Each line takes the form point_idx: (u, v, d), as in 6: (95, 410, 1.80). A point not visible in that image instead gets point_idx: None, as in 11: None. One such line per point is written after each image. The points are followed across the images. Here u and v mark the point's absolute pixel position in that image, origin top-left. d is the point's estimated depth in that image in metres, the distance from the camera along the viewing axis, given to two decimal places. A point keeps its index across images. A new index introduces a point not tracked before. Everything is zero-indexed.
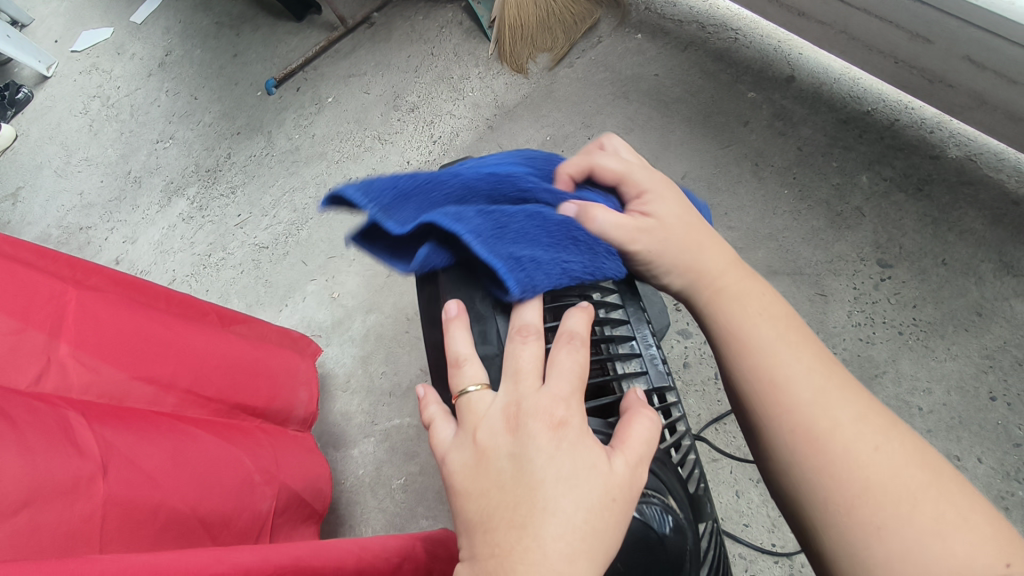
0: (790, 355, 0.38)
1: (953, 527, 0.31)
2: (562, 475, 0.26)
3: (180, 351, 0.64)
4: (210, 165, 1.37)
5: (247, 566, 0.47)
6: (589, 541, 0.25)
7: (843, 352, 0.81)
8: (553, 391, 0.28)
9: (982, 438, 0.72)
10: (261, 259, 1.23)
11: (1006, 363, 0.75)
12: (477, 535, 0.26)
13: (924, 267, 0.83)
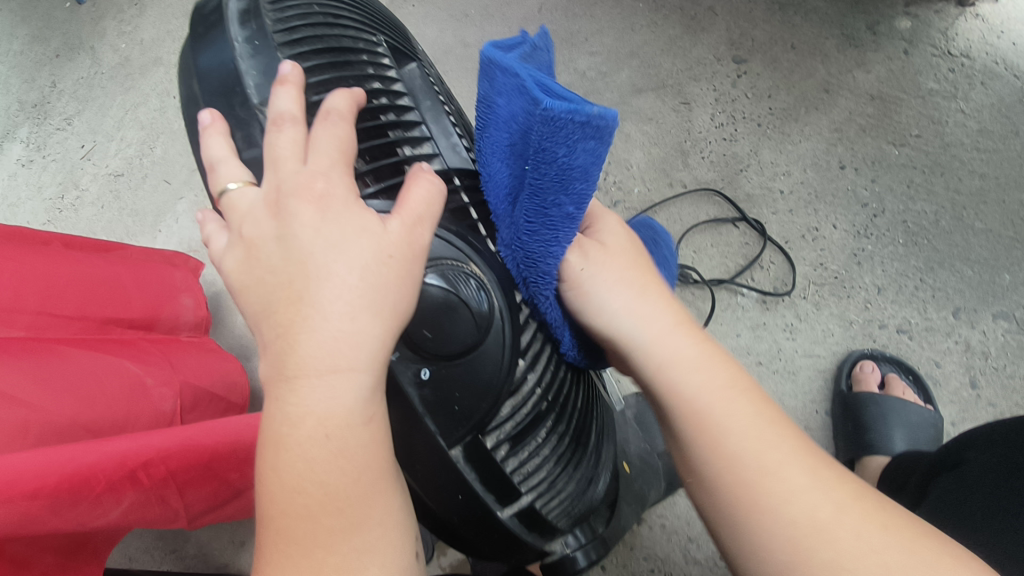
0: (717, 387, 0.31)
1: (891, 553, 0.27)
2: (329, 243, 0.26)
3: (18, 271, 0.58)
4: (36, 99, 1.08)
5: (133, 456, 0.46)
6: (366, 297, 0.26)
7: (709, 154, 0.83)
8: (313, 167, 0.27)
9: (836, 206, 0.77)
10: (121, 189, 1.01)
11: (852, 132, 0.79)
12: (263, 322, 0.27)
13: (775, 55, 0.84)
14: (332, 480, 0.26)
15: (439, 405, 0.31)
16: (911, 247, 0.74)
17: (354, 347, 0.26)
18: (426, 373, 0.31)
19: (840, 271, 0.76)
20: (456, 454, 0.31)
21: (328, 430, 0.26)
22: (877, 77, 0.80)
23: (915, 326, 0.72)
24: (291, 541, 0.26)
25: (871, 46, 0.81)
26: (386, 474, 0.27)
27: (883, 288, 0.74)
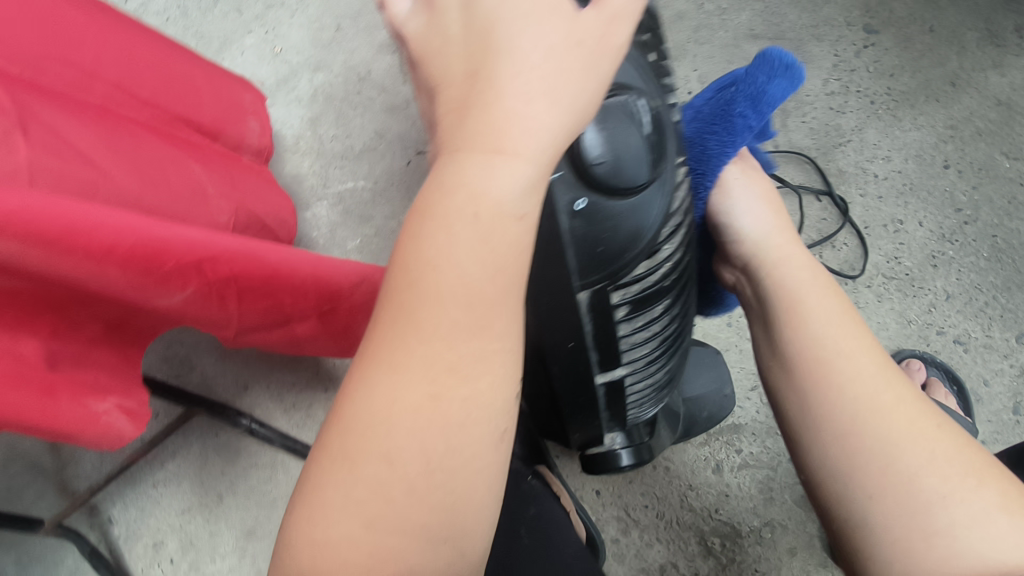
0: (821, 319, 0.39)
1: (929, 445, 0.33)
2: (519, 11, 0.26)
3: (104, 41, 0.55)
4: None
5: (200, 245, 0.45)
6: (549, 78, 0.25)
7: (811, 120, 0.80)
8: None
9: (928, 204, 0.75)
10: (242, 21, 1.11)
11: (967, 132, 0.76)
12: (438, 90, 0.27)
13: (909, 34, 0.80)
14: (465, 344, 0.26)
15: (575, 245, 0.30)
16: (992, 263, 0.72)
17: (535, 136, 0.25)
18: (582, 204, 0.30)
19: (914, 269, 0.73)
20: (581, 298, 0.31)
21: (478, 209, 0.25)
22: (1010, 83, 0.76)
23: (973, 340, 0.71)
24: (410, 317, 0.26)
25: (1014, 49, 0.77)
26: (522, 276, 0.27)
27: (952, 297, 0.72)
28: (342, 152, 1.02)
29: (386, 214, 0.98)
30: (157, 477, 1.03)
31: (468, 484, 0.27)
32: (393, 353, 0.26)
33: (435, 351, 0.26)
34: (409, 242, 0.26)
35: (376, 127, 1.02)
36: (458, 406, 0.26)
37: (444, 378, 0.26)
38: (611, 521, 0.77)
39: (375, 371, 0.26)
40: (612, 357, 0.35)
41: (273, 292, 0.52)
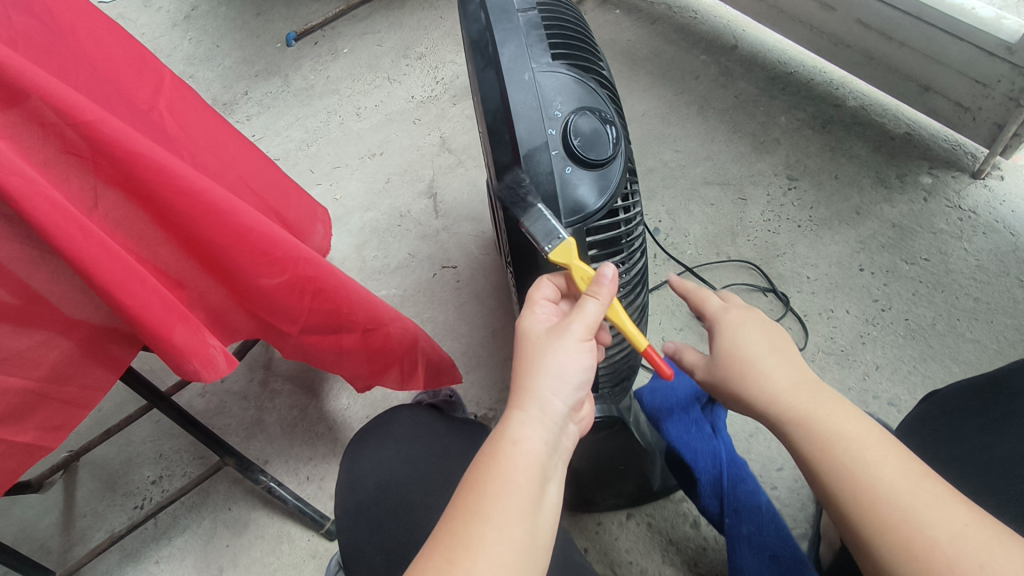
0: (828, 411, 0.48)
1: (926, 492, 0.42)
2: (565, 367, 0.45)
3: (213, 151, 0.80)
4: (282, 127, 1.62)
5: (283, 263, 0.63)
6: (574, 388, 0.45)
7: (755, 239, 1.02)
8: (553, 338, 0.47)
9: (851, 296, 0.93)
10: (322, 180, 1.43)
11: (873, 246, 0.97)
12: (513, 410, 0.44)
13: (821, 180, 1.05)
14: (487, 490, 0.40)
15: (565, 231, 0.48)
16: (909, 339, 0.88)
17: (549, 410, 0.44)
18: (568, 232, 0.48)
19: (847, 345, 0.89)
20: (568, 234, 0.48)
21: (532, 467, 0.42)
22: (899, 211, 0.99)
23: (905, 402, 0.83)
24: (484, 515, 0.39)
25: (898, 189, 1.01)
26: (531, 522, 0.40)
27: (881, 367, 0.86)
28: (380, 268, 1.24)
29: (410, 314, 1.17)
30: (162, 552, 1.05)
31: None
32: (451, 521, 0.39)
33: (517, 457, 0.41)
34: (486, 486, 0.40)
35: (408, 248, 1.26)
36: (523, 476, 0.41)
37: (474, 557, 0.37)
38: None
39: (434, 538, 0.39)
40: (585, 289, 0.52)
41: (339, 298, 0.69)
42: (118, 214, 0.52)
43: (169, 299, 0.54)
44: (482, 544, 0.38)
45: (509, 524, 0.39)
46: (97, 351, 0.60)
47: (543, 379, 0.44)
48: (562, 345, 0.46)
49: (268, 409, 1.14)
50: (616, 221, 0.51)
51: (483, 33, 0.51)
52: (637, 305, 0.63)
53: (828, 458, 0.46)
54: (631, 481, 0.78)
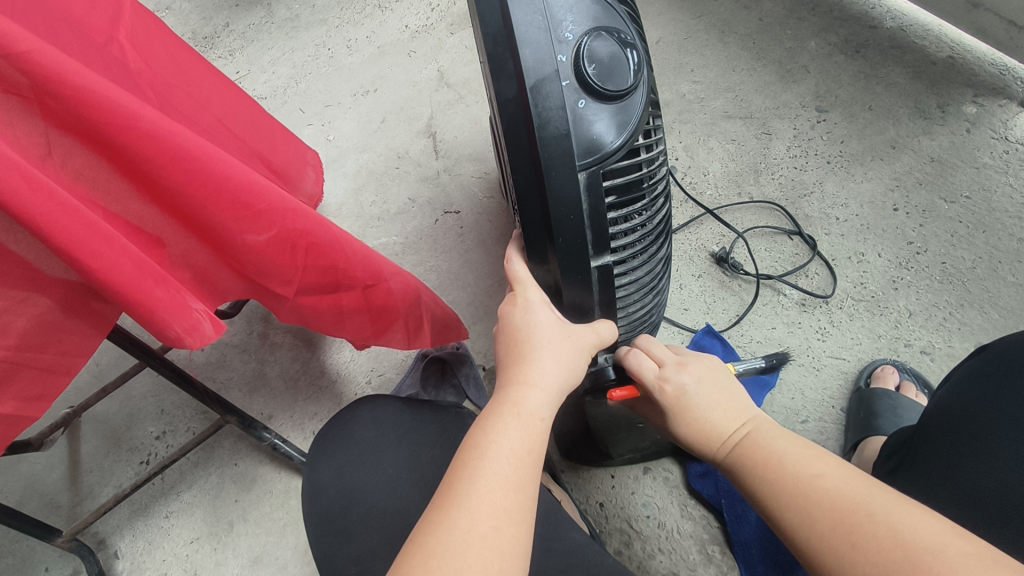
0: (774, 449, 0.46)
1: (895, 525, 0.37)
2: (553, 356, 0.46)
3: (184, 91, 0.73)
4: (267, 62, 1.51)
5: (270, 219, 0.57)
6: (562, 379, 0.46)
7: (780, 177, 0.95)
8: (544, 322, 0.48)
9: (884, 239, 0.87)
10: (313, 120, 1.34)
11: (909, 183, 0.90)
12: (499, 404, 0.44)
13: (853, 112, 0.97)
14: (504, 456, 0.40)
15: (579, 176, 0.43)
16: (946, 284, 0.82)
17: (539, 400, 0.44)
18: (584, 177, 0.43)
19: (878, 291, 0.84)
20: (581, 177, 0.43)
21: (528, 450, 0.41)
22: (939, 144, 0.91)
23: (938, 349, 0.79)
24: (471, 497, 0.38)
25: (939, 120, 0.93)
26: (524, 500, 0.39)
27: (914, 313, 0.81)
28: (379, 215, 1.18)
29: (412, 263, 1.11)
30: (171, 508, 1.04)
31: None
32: (469, 484, 0.39)
33: (530, 420, 0.43)
34: (473, 471, 0.39)
35: (407, 193, 1.19)
36: (535, 444, 0.42)
37: (461, 549, 0.36)
38: (615, 532, 0.80)
39: (448, 500, 0.38)
40: (603, 243, 0.47)
41: (334, 254, 0.64)
42: (76, 164, 0.45)
43: (142, 259, 0.48)
44: (506, 503, 0.38)
45: (519, 479, 0.40)
46: (72, 316, 0.54)
47: (536, 353, 0.46)
48: (545, 329, 0.48)
49: (269, 362, 1.11)
50: (638, 162, 0.46)
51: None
52: (662, 257, 0.58)
53: (795, 503, 0.42)
54: (649, 438, 0.75)
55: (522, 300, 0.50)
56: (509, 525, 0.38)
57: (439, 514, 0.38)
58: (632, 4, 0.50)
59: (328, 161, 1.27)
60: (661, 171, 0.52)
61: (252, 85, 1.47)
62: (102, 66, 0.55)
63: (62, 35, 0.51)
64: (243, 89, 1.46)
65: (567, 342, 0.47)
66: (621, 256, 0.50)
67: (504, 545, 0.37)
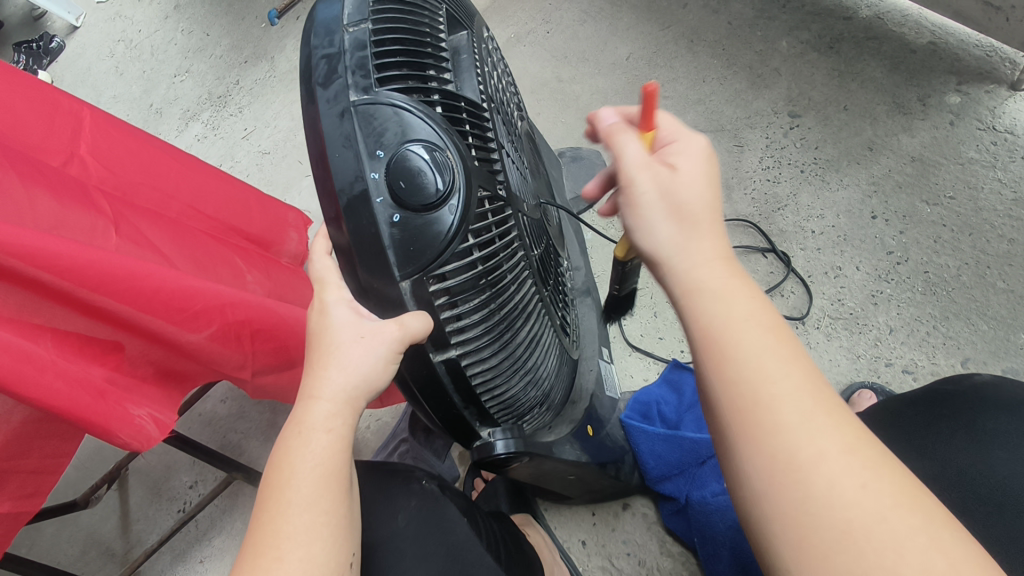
0: (770, 359, 0.34)
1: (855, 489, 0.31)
2: (341, 362, 0.40)
3: (152, 184, 0.78)
4: (271, 115, 1.59)
5: (209, 319, 0.61)
6: (355, 380, 0.40)
7: (752, 191, 0.92)
8: (333, 317, 0.41)
9: (862, 250, 0.82)
10: (311, 171, 1.41)
11: (888, 186, 0.84)
12: (293, 421, 0.41)
13: (828, 114, 0.92)
14: (301, 473, 0.40)
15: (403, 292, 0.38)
16: (929, 296, 0.77)
17: (327, 413, 0.40)
18: (407, 284, 0.38)
19: (856, 308, 0.80)
20: (404, 288, 0.38)
21: (316, 473, 0.40)
22: (920, 141, 0.85)
23: (921, 368, 0.75)
24: (262, 543, 0.39)
25: (919, 114, 0.87)
26: (316, 528, 0.39)
27: (895, 330, 0.77)
28: None
29: None
30: (203, 553, 1.13)
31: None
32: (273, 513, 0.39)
33: (313, 435, 0.40)
34: (266, 515, 0.40)
35: None
36: (336, 454, 0.41)
37: None
38: (597, 570, 0.80)
39: (260, 529, 0.40)
40: (453, 349, 0.42)
41: (281, 335, 0.68)
42: (10, 301, 0.50)
43: (82, 377, 0.53)
44: (303, 524, 0.39)
45: (314, 504, 0.39)
46: (49, 424, 0.61)
47: (323, 360, 0.41)
48: (336, 325, 0.41)
49: (281, 412, 1.17)
50: (479, 262, 0.41)
51: (301, 53, 0.39)
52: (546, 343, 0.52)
53: (758, 409, 0.33)
54: (603, 482, 0.73)
55: (313, 289, 0.42)
56: (300, 553, 0.39)
57: (252, 547, 0.40)
58: (481, 96, 0.47)
59: (325, 210, 1.33)
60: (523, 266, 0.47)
61: (259, 140, 1.55)
62: (46, 189, 0.60)
63: (2, 174, 0.56)
64: (252, 146, 1.55)
65: (356, 338, 0.40)
66: (481, 365, 0.43)
67: (313, 556, 0.39)
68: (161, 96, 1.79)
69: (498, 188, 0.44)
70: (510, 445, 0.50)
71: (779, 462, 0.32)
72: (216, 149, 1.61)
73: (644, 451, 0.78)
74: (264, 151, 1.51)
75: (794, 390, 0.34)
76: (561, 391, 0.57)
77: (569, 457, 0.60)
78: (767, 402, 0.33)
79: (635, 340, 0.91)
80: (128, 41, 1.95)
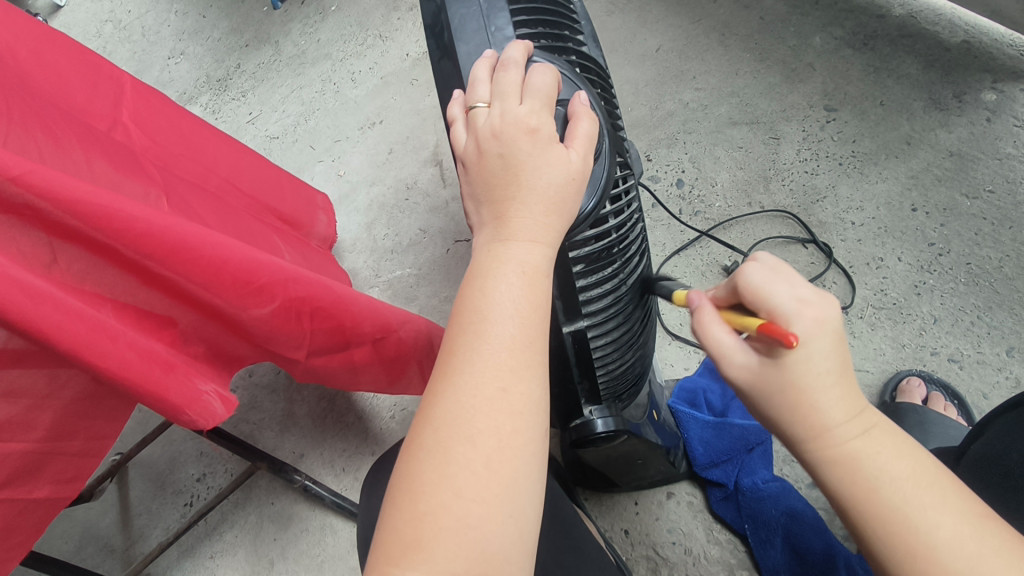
0: (874, 450, 0.36)
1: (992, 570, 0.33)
2: (550, 188, 0.39)
3: (192, 157, 0.75)
4: (276, 100, 1.54)
5: (272, 295, 0.59)
6: (559, 212, 0.40)
7: (790, 183, 0.92)
8: (542, 139, 0.40)
9: (904, 241, 0.84)
10: (323, 157, 1.37)
11: (927, 180, 0.86)
12: (495, 244, 0.39)
13: (864, 108, 0.93)
14: (499, 314, 0.37)
15: None
16: (972, 287, 0.79)
17: (534, 253, 0.39)
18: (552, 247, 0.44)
19: (900, 298, 0.81)
20: None
21: (532, 304, 0.38)
22: (958, 137, 0.87)
23: (967, 356, 0.77)
24: (463, 371, 0.36)
25: (956, 110, 0.89)
26: (530, 364, 0.37)
27: (940, 319, 0.78)
28: (392, 248, 1.20)
29: (427, 294, 1.13)
30: (215, 548, 1.08)
31: (525, 480, 0.35)
32: (466, 355, 0.36)
33: (532, 275, 0.38)
34: (469, 345, 0.36)
35: (418, 224, 1.21)
36: (536, 304, 0.38)
37: (460, 431, 0.34)
38: (641, 560, 0.79)
39: (449, 369, 0.36)
40: (573, 310, 0.48)
41: (339, 315, 0.65)
42: (77, 267, 0.47)
43: (150, 350, 0.51)
44: (516, 358, 0.36)
45: (527, 337, 0.37)
46: (96, 402, 0.57)
47: (523, 197, 0.39)
48: (547, 160, 0.40)
49: (297, 402, 1.13)
50: (609, 229, 0.47)
51: (437, 16, 0.47)
52: (642, 313, 0.55)
53: (869, 508, 0.36)
54: (654, 468, 0.74)
55: (511, 111, 0.41)
56: (517, 385, 0.36)
57: (445, 376, 0.36)
58: (598, 66, 0.52)
59: (340, 197, 1.29)
60: (632, 232, 0.51)
61: (263, 126, 1.50)
62: (100, 154, 0.57)
63: (59, 134, 0.52)
64: (258, 131, 1.49)
65: (560, 174, 0.40)
66: (596, 321, 0.50)
67: (515, 405, 0.35)
68: (154, 78, 1.72)
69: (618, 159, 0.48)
70: (601, 409, 0.53)
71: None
72: None
73: (694, 438, 0.79)
74: (270, 137, 1.46)
75: (953, 536, 0.34)
76: (645, 369, 0.60)
77: (639, 438, 0.59)
78: (926, 550, 0.34)
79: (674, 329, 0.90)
80: (116, 21, 1.87)
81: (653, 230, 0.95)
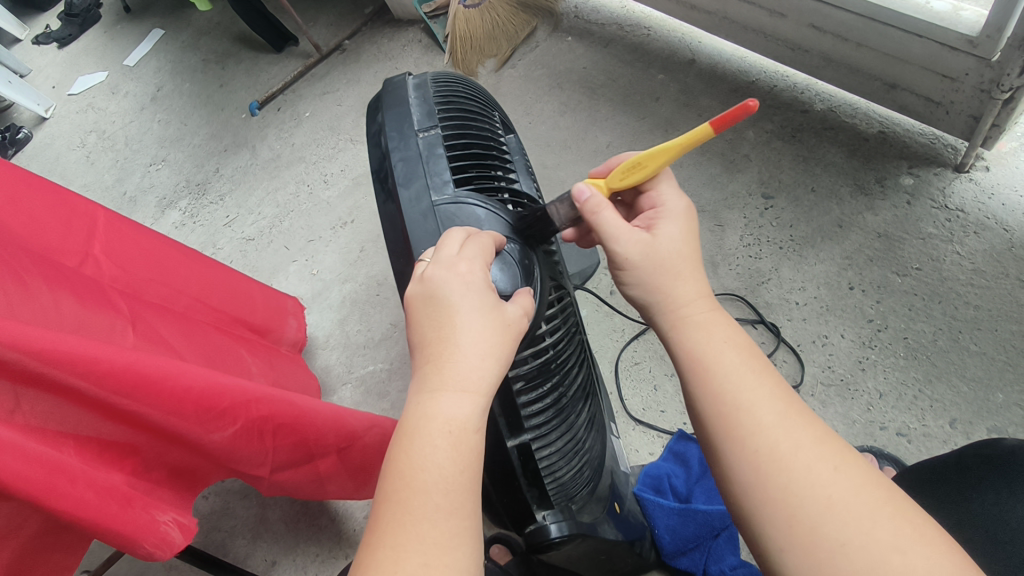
0: (716, 333, 0.47)
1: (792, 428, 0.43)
2: (481, 333, 0.43)
3: (162, 278, 0.79)
4: (251, 200, 1.60)
5: (233, 417, 0.61)
6: (491, 355, 0.43)
7: (736, 267, 0.97)
8: (475, 287, 0.44)
9: (844, 319, 0.88)
10: (297, 254, 1.42)
11: (861, 260, 0.92)
12: (426, 393, 0.42)
13: (798, 195, 1.01)
14: (428, 481, 0.39)
15: None
16: (911, 360, 0.83)
17: (462, 406, 0.41)
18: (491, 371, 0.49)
19: (846, 374, 0.85)
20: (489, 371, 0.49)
21: (462, 469, 0.40)
22: (883, 219, 0.94)
23: (914, 430, 0.79)
24: (390, 543, 0.38)
25: (879, 195, 0.97)
26: (453, 538, 0.39)
27: (885, 394, 0.82)
28: (364, 343, 1.23)
29: (399, 389, 1.15)
30: None
31: None
32: (391, 527, 0.39)
33: (461, 433, 0.41)
34: (394, 517, 0.39)
35: (390, 318, 1.24)
36: (466, 449, 0.41)
37: None
38: None
39: (374, 541, 0.39)
40: (517, 425, 0.52)
41: (302, 429, 0.67)
42: (37, 412, 0.49)
43: (110, 485, 0.52)
44: (442, 529, 0.39)
45: (451, 505, 0.39)
46: (55, 536, 0.58)
47: (454, 348, 0.42)
48: (479, 309, 0.43)
49: (270, 506, 1.12)
50: (546, 350, 0.51)
51: (382, 162, 0.53)
52: (586, 419, 0.58)
53: (704, 371, 0.45)
54: (621, 561, 0.74)
55: (447, 261, 0.45)
56: (438, 558, 0.38)
57: (372, 546, 0.39)
58: (532, 198, 0.58)
59: (314, 293, 1.33)
60: (569, 346, 0.55)
61: (239, 226, 1.55)
62: (69, 292, 0.60)
63: (30, 280, 0.56)
64: (234, 233, 1.54)
65: (491, 324, 0.43)
66: (540, 431, 0.53)
67: None
68: (134, 185, 1.77)
69: (552, 281, 0.54)
70: (554, 514, 0.55)
71: (766, 452, 0.42)
72: (191, 237, 1.59)
73: (660, 525, 0.80)
74: (247, 236, 1.52)
75: (758, 399, 0.44)
76: (597, 466, 0.62)
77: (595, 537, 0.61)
78: (742, 406, 0.43)
79: (637, 414, 0.93)
80: (100, 132, 1.96)
81: (613, 317, 1.02)
